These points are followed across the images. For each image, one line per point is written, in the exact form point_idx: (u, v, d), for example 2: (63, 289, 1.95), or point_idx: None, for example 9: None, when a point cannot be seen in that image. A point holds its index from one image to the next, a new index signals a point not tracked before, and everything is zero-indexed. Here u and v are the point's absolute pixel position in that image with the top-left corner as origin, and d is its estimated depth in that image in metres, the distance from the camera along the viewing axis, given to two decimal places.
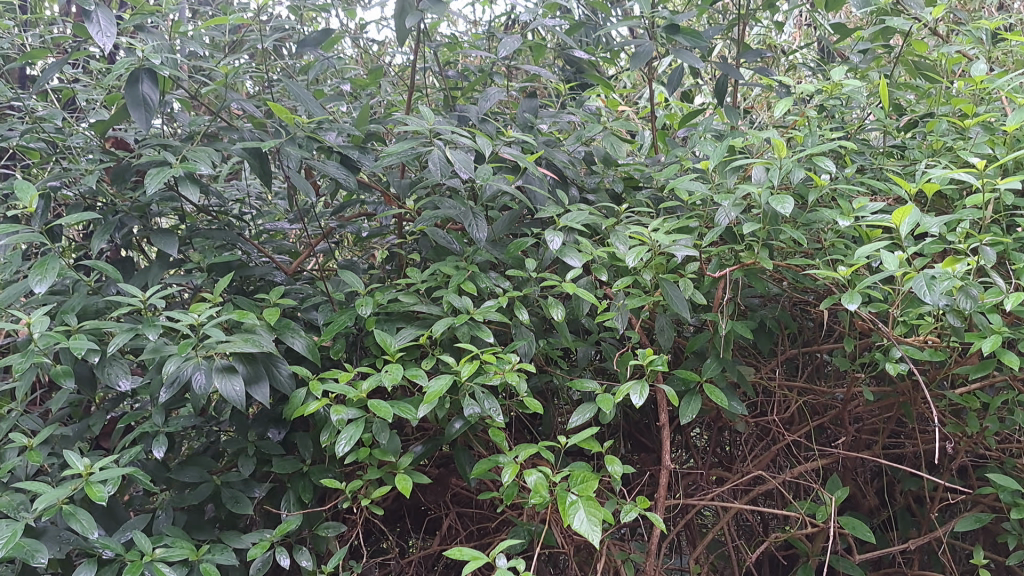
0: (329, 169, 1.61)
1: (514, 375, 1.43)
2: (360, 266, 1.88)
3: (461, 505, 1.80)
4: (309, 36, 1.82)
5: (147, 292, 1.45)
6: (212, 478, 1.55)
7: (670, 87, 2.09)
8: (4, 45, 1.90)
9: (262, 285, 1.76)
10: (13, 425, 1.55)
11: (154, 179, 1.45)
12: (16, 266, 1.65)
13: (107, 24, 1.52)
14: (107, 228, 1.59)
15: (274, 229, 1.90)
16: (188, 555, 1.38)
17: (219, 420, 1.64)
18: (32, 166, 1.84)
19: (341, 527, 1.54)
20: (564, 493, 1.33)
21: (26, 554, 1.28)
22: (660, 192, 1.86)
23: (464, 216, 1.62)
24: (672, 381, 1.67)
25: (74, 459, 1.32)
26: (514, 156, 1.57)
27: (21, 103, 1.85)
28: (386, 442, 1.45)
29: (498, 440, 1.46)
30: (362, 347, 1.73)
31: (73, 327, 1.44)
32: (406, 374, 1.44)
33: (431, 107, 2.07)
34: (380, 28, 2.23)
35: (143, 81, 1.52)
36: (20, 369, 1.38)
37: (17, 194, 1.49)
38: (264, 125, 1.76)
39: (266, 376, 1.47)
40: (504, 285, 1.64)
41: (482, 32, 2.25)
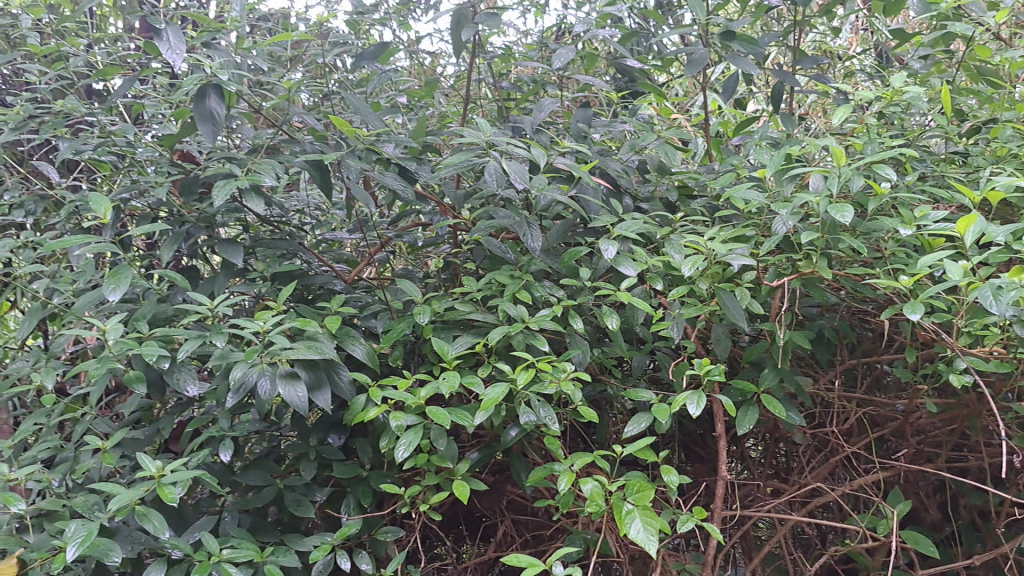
0: (388, 181, 1.65)
1: (569, 384, 1.46)
2: (416, 274, 1.91)
3: (516, 512, 1.81)
4: (367, 50, 1.86)
5: (215, 300, 1.50)
6: (275, 482, 1.59)
7: (725, 96, 2.08)
8: (77, 62, 1.97)
9: (323, 294, 1.80)
10: (87, 429, 1.61)
11: (221, 191, 1.50)
12: (90, 275, 1.71)
13: (177, 41, 1.58)
14: (176, 239, 1.64)
15: (333, 239, 1.92)
16: (254, 556, 1.42)
17: (281, 426, 1.68)
18: (102, 179, 1.90)
19: (400, 532, 1.56)
20: (621, 502, 1.36)
21: (101, 553, 1.33)
22: (716, 201, 1.85)
23: (520, 225, 1.64)
24: (728, 391, 1.66)
25: (147, 462, 1.37)
26: (570, 166, 1.59)
27: (93, 119, 1.91)
28: (444, 449, 1.47)
29: (554, 448, 1.49)
30: (419, 354, 1.76)
31: (145, 334, 1.50)
32: (463, 382, 1.47)
33: (486, 118, 2.09)
34: (435, 40, 2.25)
35: (210, 96, 1.57)
36: (94, 374, 1.44)
37: (93, 207, 1.54)
38: (325, 137, 1.80)
39: (328, 383, 1.51)
40: (559, 294, 1.65)
41: (535, 43, 2.27)
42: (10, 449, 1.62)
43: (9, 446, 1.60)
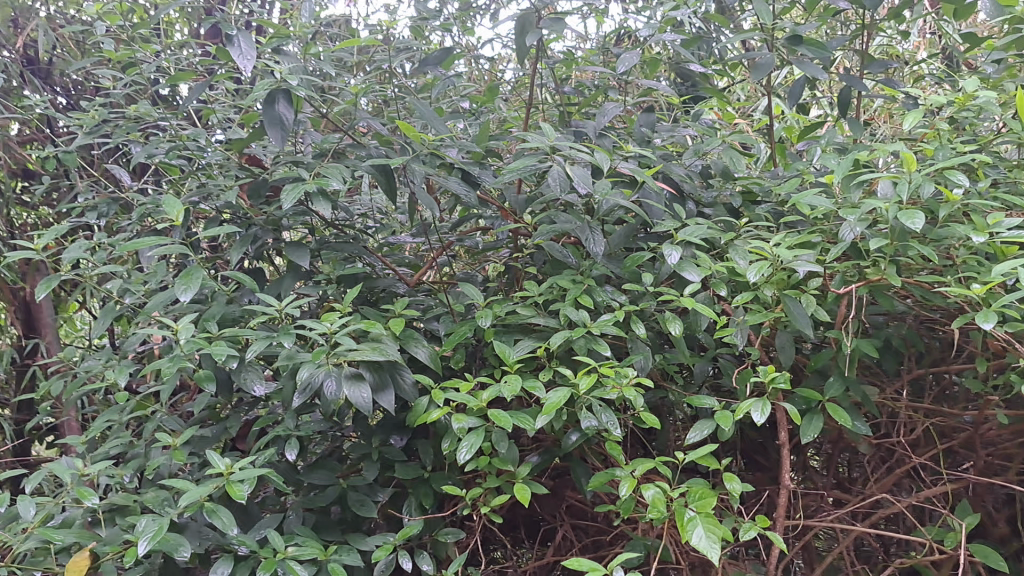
0: (451, 185, 1.66)
1: (631, 390, 1.46)
2: (477, 278, 1.92)
3: (575, 517, 1.81)
4: (431, 55, 1.87)
5: (283, 301, 1.53)
6: (339, 481, 1.61)
7: (790, 100, 2.02)
8: (149, 68, 2.01)
9: (386, 297, 1.82)
10: (157, 426, 1.64)
11: (290, 195, 1.53)
12: (162, 276, 1.74)
13: (248, 48, 1.61)
14: (245, 241, 1.67)
15: (397, 243, 1.94)
16: (318, 555, 1.44)
17: (344, 426, 1.70)
18: (173, 182, 1.94)
19: (460, 534, 1.57)
20: (683, 509, 1.36)
21: (171, 548, 1.37)
22: (781, 207, 1.82)
23: (582, 230, 1.63)
24: (793, 400, 1.64)
25: (215, 460, 1.40)
26: (634, 171, 1.59)
27: (165, 124, 1.96)
28: (505, 451, 1.48)
29: (615, 454, 1.48)
30: (480, 357, 1.77)
31: (215, 334, 1.53)
32: (525, 386, 1.47)
33: (547, 122, 2.09)
34: (496, 46, 2.26)
35: (279, 101, 1.60)
36: (167, 372, 1.47)
37: (165, 210, 1.58)
38: (390, 142, 1.81)
39: (391, 385, 1.53)
40: (622, 299, 1.64)
41: (597, 47, 2.25)
42: (84, 445, 1.67)
43: (82, 441, 1.64)
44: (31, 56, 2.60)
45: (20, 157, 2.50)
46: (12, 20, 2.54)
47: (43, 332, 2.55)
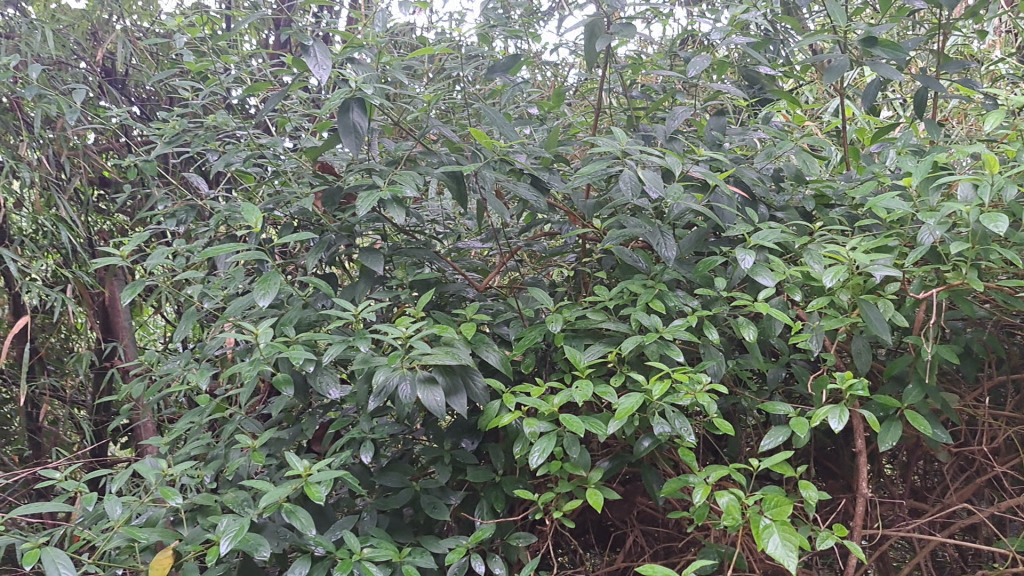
0: (522, 191, 1.67)
1: (705, 396, 1.45)
2: (545, 282, 1.92)
3: (645, 524, 1.80)
4: (499, 62, 1.88)
5: (358, 306, 1.55)
6: (411, 484, 1.63)
7: (864, 102, 1.98)
8: (227, 79, 2.06)
9: (456, 302, 1.83)
10: (236, 428, 1.68)
11: (366, 202, 1.55)
12: (240, 282, 1.78)
13: (323, 58, 1.64)
14: (320, 247, 1.70)
15: (466, 248, 1.95)
16: (393, 556, 1.45)
17: (416, 429, 1.72)
18: (249, 190, 1.98)
19: (532, 538, 1.58)
20: (757, 516, 1.36)
21: (251, 547, 1.40)
22: (856, 210, 1.78)
23: (652, 234, 1.61)
24: (869, 407, 1.61)
25: (294, 461, 1.43)
26: (706, 175, 1.57)
27: (242, 133, 2.00)
28: (577, 456, 1.48)
29: (688, 460, 1.48)
30: (550, 362, 1.76)
31: (292, 338, 1.56)
32: (597, 391, 1.47)
33: (615, 127, 2.08)
34: (562, 51, 2.26)
35: (353, 110, 1.62)
36: (247, 375, 1.51)
37: (244, 217, 1.62)
38: (461, 148, 1.82)
39: (463, 389, 1.54)
40: (694, 303, 1.62)
41: (664, 50, 2.24)
42: (166, 446, 1.71)
43: (164, 442, 1.69)
44: (109, 68, 2.68)
45: (100, 166, 2.59)
46: (91, 33, 2.63)
47: (120, 335, 2.62)
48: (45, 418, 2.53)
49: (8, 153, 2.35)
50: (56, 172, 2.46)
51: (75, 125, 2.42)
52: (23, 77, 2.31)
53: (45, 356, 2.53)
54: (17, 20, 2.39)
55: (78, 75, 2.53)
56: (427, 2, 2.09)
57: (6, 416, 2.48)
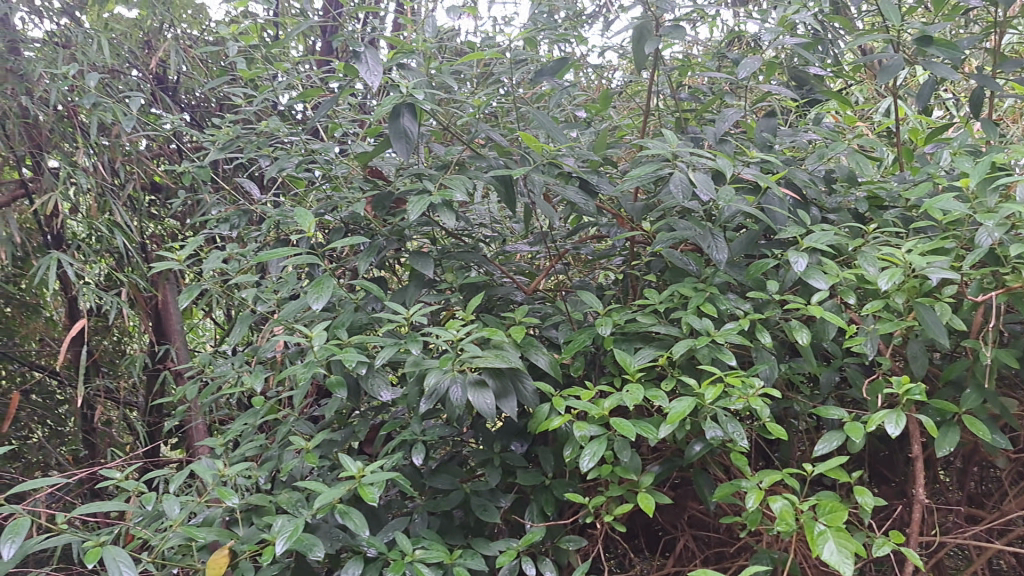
0: (570, 195, 1.67)
1: (758, 400, 1.44)
2: (593, 286, 1.91)
3: (696, 528, 1.79)
4: (547, 65, 1.88)
5: (410, 309, 1.57)
6: (462, 486, 1.64)
7: (919, 102, 1.95)
8: (280, 87, 2.10)
9: (504, 305, 1.84)
10: (290, 429, 1.71)
11: (416, 206, 1.57)
12: (293, 285, 1.81)
13: (375, 64, 1.66)
14: (371, 251, 1.72)
15: (514, 251, 1.95)
16: (444, 557, 1.46)
17: (466, 432, 1.73)
18: (301, 195, 2.01)
19: (582, 541, 1.58)
20: (811, 521, 1.35)
21: (305, 547, 1.42)
22: (911, 212, 1.76)
23: (703, 237, 1.60)
24: (926, 411, 1.58)
25: (348, 463, 1.45)
26: (758, 177, 1.56)
27: (294, 139, 2.03)
28: (628, 460, 1.48)
29: (740, 465, 1.47)
30: (600, 365, 1.76)
31: (345, 341, 1.58)
32: (648, 395, 1.47)
33: (664, 130, 2.07)
34: (608, 54, 2.25)
35: (403, 115, 1.64)
36: (301, 377, 1.53)
37: (298, 222, 1.64)
38: (510, 153, 1.83)
39: (513, 392, 1.54)
40: (745, 306, 1.61)
41: (712, 52, 2.23)
42: (221, 447, 1.74)
43: (220, 443, 1.72)
44: (161, 75, 2.74)
45: (152, 172, 2.64)
46: (144, 42, 2.69)
47: (173, 338, 2.62)
48: (99, 419, 2.60)
49: (64, 160, 2.40)
50: (111, 178, 2.51)
51: (130, 132, 2.48)
52: (80, 86, 2.37)
53: (99, 358, 2.60)
54: (73, 29, 2.45)
55: (132, 83, 2.59)
56: (475, 7, 2.10)
57: (63, 417, 2.64)
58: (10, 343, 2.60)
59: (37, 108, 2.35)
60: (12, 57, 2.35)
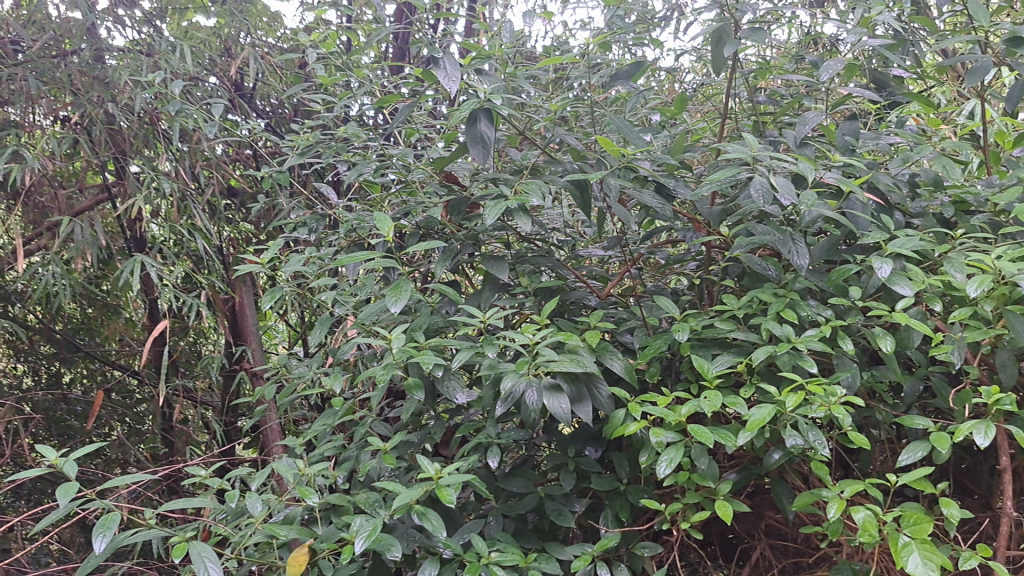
0: (646, 199, 1.65)
1: (841, 408, 1.41)
2: (668, 291, 1.90)
3: (773, 538, 1.76)
4: (622, 69, 1.88)
5: (487, 312, 1.58)
6: (536, 490, 1.64)
7: (1008, 103, 1.89)
8: (359, 93, 2.13)
9: (579, 310, 1.83)
10: (367, 430, 1.73)
11: (493, 211, 1.58)
12: (371, 288, 1.84)
13: (453, 69, 1.68)
14: (447, 256, 1.73)
15: (587, 256, 1.94)
16: (519, 560, 1.46)
17: (540, 436, 1.73)
18: (378, 200, 2.05)
19: (658, 548, 1.56)
20: (896, 533, 1.31)
21: (383, 547, 1.43)
22: (999, 216, 1.70)
23: (783, 242, 1.57)
24: (1015, 422, 1.53)
25: (425, 464, 1.46)
26: (841, 181, 1.53)
27: (371, 145, 2.07)
28: (705, 467, 1.46)
29: (821, 474, 1.44)
30: (675, 371, 1.74)
31: (422, 343, 1.59)
32: (726, 401, 1.45)
33: (741, 134, 2.04)
34: (683, 57, 2.23)
35: (481, 120, 1.65)
36: (380, 378, 1.55)
37: (376, 226, 1.66)
38: (585, 157, 1.82)
39: (588, 397, 1.54)
40: (827, 313, 1.58)
41: (788, 54, 2.20)
42: (300, 446, 1.77)
43: (300, 443, 1.75)
44: (239, 82, 2.82)
45: (229, 176, 2.71)
46: (224, 50, 2.76)
47: (248, 339, 2.70)
48: (177, 418, 2.66)
49: (147, 164, 2.47)
50: (191, 183, 2.58)
51: (210, 138, 2.54)
52: (165, 93, 2.44)
53: (178, 358, 2.67)
54: (158, 38, 2.51)
55: (212, 91, 2.66)
56: (550, 12, 2.11)
57: (141, 415, 2.71)
58: (92, 342, 2.71)
59: (122, 115, 2.42)
60: (99, 66, 2.41)
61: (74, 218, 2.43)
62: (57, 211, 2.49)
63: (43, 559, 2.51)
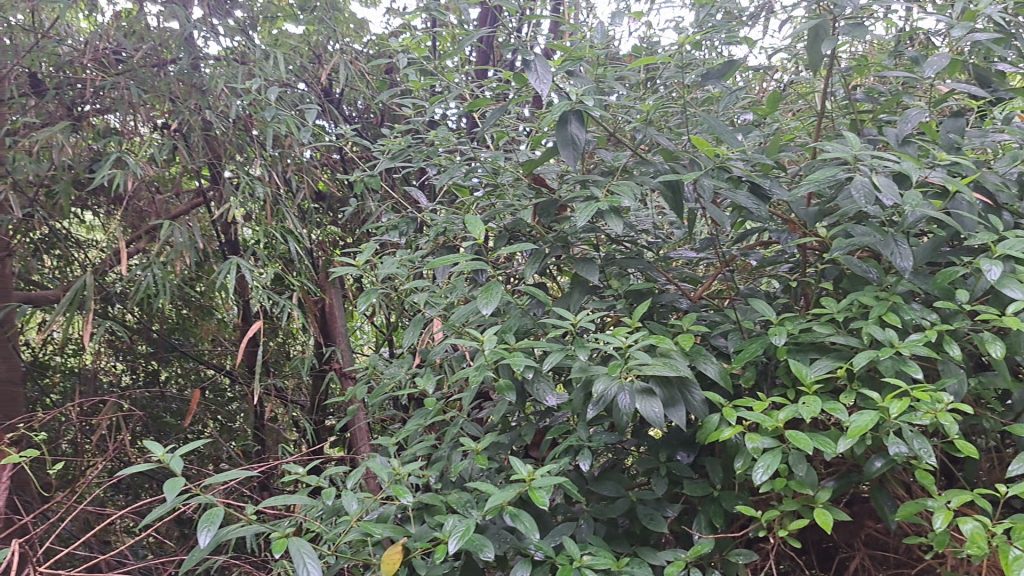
0: (741, 200, 1.62)
1: (947, 416, 1.36)
2: (762, 293, 1.87)
3: (873, 548, 1.72)
4: (714, 69, 1.85)
5: (578, 314, 1.57)
6: (628, 494, 1.63)
7: None
8: (448, 96, 2.16)
9: (670, 312, 1.82)
10: (459, 431, 1.75)
11: (585, 213, 1.57)
12: (462, 290, 1.85)
13: (545, 72, 1.68)
14: (538, 257, 1.73)
15: (678, 257, 1.92)
16: (611, 564, 1.45)
17: (631, 439, 1.72)
18: (469, 203, 2.07)
19: (753, 556, 1.54)
20: (1007, 546, 1.26)
21: (476, 548, 1.43)
22: None
23: (885, 244, 1.53)
24: None
25: (518, 465, 1.46)
26: (947, 181, 1.48)
27: (461, 148, 2.09)
28: (804, 474, 1.43)
29: (925, 482, 1.39)
30: (770, 376, 1.71)
31: (514, 345, 1.60)
32: (826, 407, 1.41)
33: (837, 132, 1.99)
34: (775, 56, 2.19)
35: (572, 123, 1.64)
36: (473, 379, 1.56)
37: (468, 229, 1.67)
38: (677, 158, 1.80)
39: (682, 401, 1.52)
40: (932, 317, 1.53)
41: (885, 50, 2.14)
42: (393, 446, 1.80)
43: (393, 442, 1.78)
44: (329, 89, 2.88)
45: (318, 180, 2.77)
46: (314, 57, 2.82)
47: (336, 339, 2.75)
48: (268, 416, 2.73)
49: (242, 170, 2.54)
50: (283, 187, 2.64)
51: (301, 143, 2.61)
52: (261, 100, 2.51)
53: (269, 359, 2.74)
54: (251, 46, 2.59)
55: (303, 97, 2.73)
56: (639, 12, 2.10)
57: (233, 413, 2.79)
58: (187, 343, 2.80)
59: (218, 121, 2.50)
60: (196, 74, 2.51)
61: (171, 222, 2.47)
62: (155, 214, 2.55)
63: (142, 551, 2.60)
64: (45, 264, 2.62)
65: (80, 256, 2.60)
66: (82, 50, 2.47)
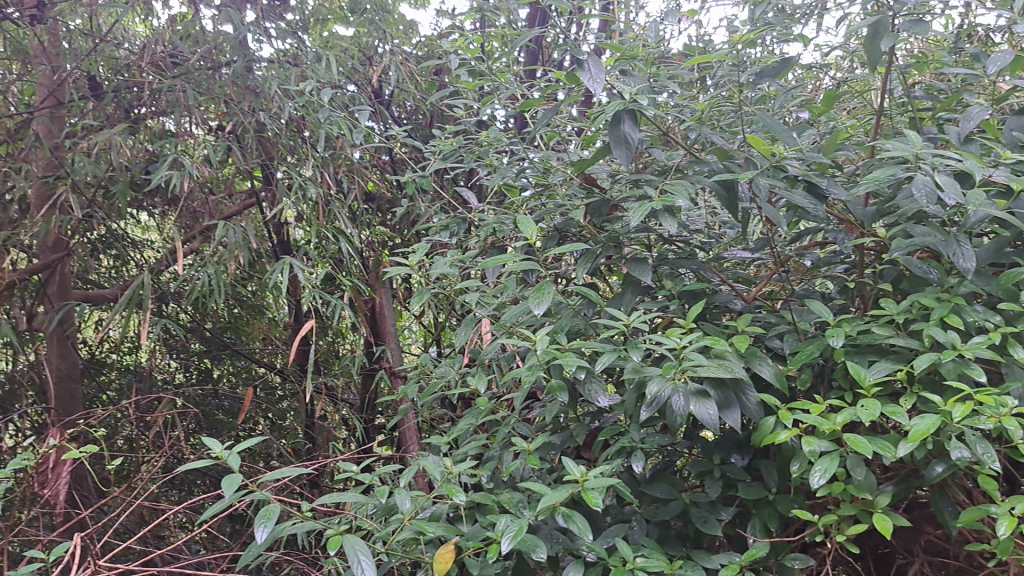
0: (797, 200, 1.59)
1: (1012, 420, 1.32)
2: (818, 294, 1.84)
3: (932, 554, 1.69)
4: (769, 67, 1.82)
5: (632, 315, 1.56)
6: (681, 497, 1.62)
7: None
8: (499, 97, 2.16)
9: (723, 314, 1.80)
10: (510, 431, 1.75)
11: (638, 213, 1.56)
12: (513, 290, 1.85)
13: (598, 72, 1.66)
14: (590, 258, 1.73)
15: (731, 257, 1.90)
16: (665, 567, 1.44)
17: (684, 441, 1.71)
18: (519, 203, 2.07)
19: (810, 561, 1.51)
20: None
21: (529, 548, 1.43)
22: None
23: (946, 244, 1.49)
24: None
25: (571, 466, 1.45)
26: (1012, 179, 1.44)
27: (512, 148, 2.09)
28: (862, 478, 1.40)
29: (989, 488, 1.36)
30: (827, 378, 1.69)
31: (566, 346, 1.59)
32: (885, 410, 1.39)
33: (895, 130, 1.96)
34: (831, 53, 2.16)
35: (624, 122, 1.63)
36: (525, 379, 1.56)
37: (520, 229, 1.67)
38: (731, 157, 1.78)
39: (737, 403, 1.50)
40: (996, 319, 1.49)
41: (944, 47, 2.10)
42: (444, 445, 1.81)
43: (444, 441, 1.79)
44: (379, 90, 2.90)
45: (368, 181, 2.80)
46: (365, 58, 2.85)
47: (386, 339, 2.77)
48: (319, 414, 2.76)
49: (294, 170, 2.57)
50: (334, 188, 2.67)
51: (353, 144, 2.63)
52: (314, 101, 2.54)
53: (320, 357, 2.77)
54: (304, 49, 2.62)
55: (354, 98, 2.75)
56: (692, 10, 2.08)
57: (284, 412, 2.83)
58: (239, 341, 2.85)
59: (271, 123, 2.54)
60: (250, 77, 2.55)
61: (224, 222, 2.52)
62: (209, 215, 2.59)
63: (195, 546, 2.64)
64: (102, 264, 2.71)
65: (136, 256, 2.67)
66: (139, 54, 2.52)
